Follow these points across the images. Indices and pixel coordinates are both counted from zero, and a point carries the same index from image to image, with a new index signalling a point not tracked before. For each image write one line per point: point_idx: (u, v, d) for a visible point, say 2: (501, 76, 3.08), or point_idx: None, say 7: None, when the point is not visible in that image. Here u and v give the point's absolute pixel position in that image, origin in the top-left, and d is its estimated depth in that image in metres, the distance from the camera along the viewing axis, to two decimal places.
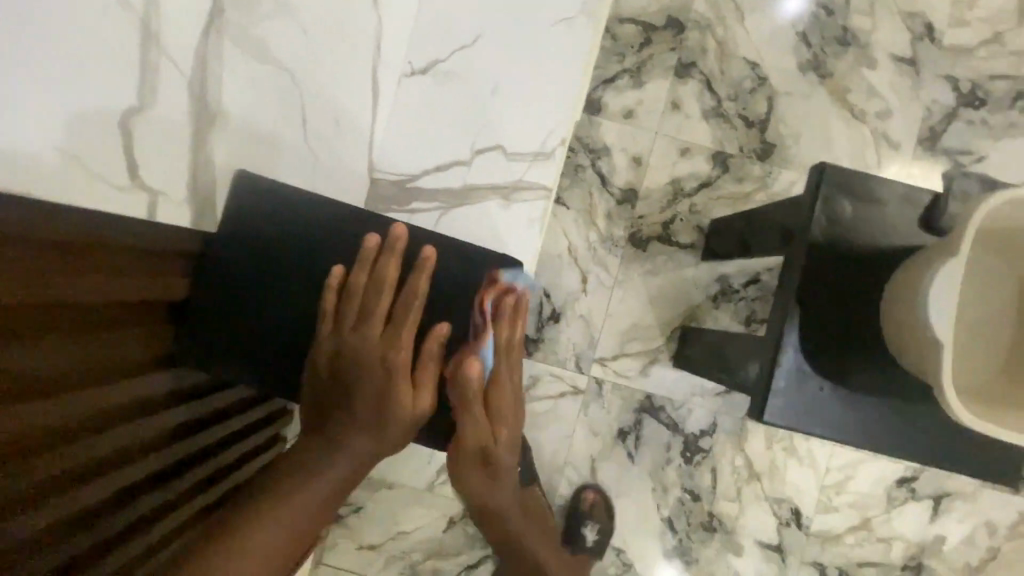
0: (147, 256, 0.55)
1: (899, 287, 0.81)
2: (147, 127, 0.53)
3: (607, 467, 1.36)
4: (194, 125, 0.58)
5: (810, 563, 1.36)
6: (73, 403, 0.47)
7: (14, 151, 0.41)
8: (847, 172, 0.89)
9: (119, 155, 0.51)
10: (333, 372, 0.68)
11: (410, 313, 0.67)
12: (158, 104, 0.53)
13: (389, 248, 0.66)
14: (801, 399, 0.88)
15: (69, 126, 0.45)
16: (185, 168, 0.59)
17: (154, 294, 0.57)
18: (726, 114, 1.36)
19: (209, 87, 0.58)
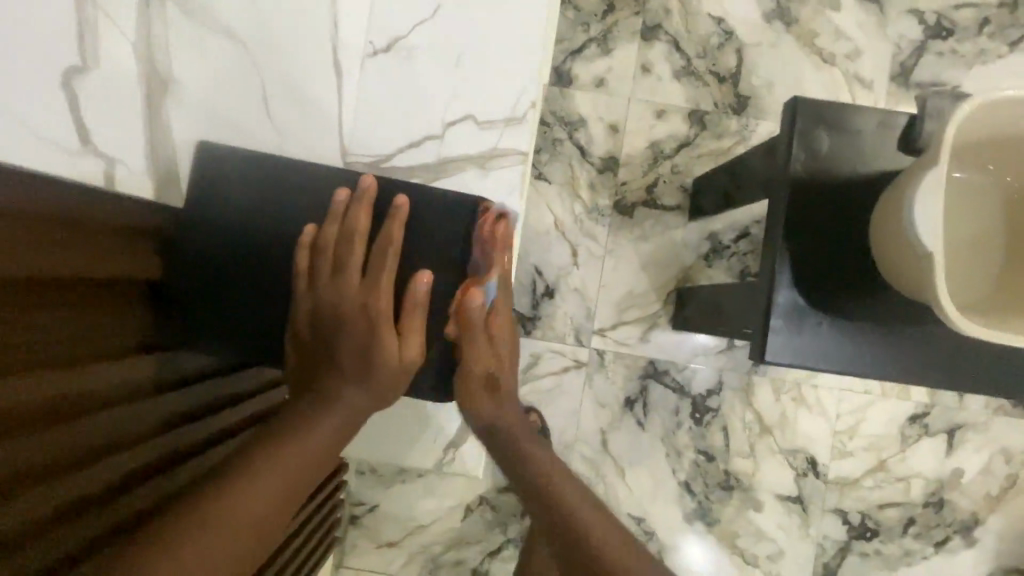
0: (115, 232, 0.53)
1: (885, 209, 0.80)
2: (94, 90, 0.52)
3: (618, 437, 1.35)
4: (145, 95, 0.58)
5: (832, 510, 1.36)
6: (51, 381, 0.46)
7: None
8: (820, 105, 0.89)
9: (66, 118, 0.49)
10: (312, 333, 0.62)
11: (387, 258, 0.61)
12: (103, 67, 0.53)
13: (359, 198, 0.61)
14: (801, 335, 0.87)
15: (12, 83, 0.44)
16: (142, 142, 0.58)
17: (127, 275, 0.56)
18: (696, 72, 1.36)
19: (155, 53, 0.59)
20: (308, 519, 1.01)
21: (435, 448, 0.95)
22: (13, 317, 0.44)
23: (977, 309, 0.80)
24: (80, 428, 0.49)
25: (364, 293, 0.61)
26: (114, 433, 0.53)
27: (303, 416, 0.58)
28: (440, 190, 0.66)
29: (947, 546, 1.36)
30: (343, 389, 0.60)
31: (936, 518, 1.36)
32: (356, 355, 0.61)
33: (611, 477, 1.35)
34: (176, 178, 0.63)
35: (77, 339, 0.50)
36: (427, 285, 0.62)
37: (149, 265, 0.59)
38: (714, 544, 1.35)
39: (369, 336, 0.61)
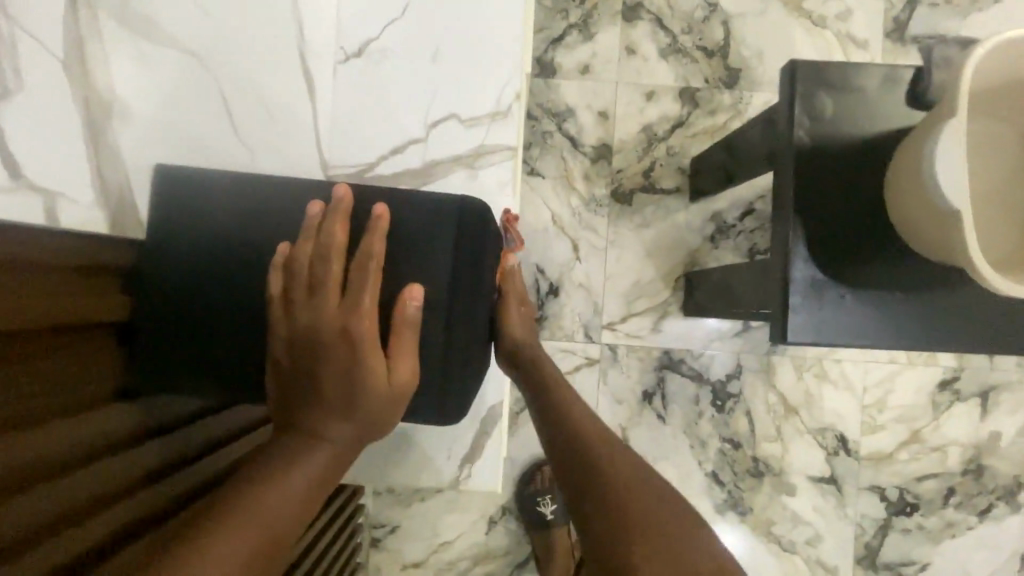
0: (50, 271, 0.47)
1: (899, 168, 0.76)
2: (20, 113, 0.52)
3: (639, 433, 1.30)
4: (82, 113, 0.59)
5: (867, 488, 1.31)
6: (33, 440, 0.44)
7: None
8: (820, 66, 0.84)
9: None
10: (289, 363, 0.54)
11: (370, 275, 0.54)
12: (28, 91, 0.53)
13: (332, 211, 0.55)
14: (823, 311, 0.82)
15: None
16: (87, 168, 0.58)
17: (81, 318, 0.50)
18: (683, 48, 1.31)
19: (91, 74, 0.60)
20: (323, 553, 0.95)
21: (450, 466, 0.91)
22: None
23: (1007, 270, 0.74)
24: (31, 497, 0.43)
25: (344, 314, 0.53)
26: (77, 495, 0.47)
27: (279, 459, 0.49)
28: (430, 194, 0.62)
29: (992, 514, 1.30)
30: (324, 425, 0.51)
31: (977, 485, 1.30)
32: (339, 384, 0.52)
33: None
34: (133, 204, 0.62)
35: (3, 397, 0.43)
36: (418, 303, 0.57)
37: (109, 302, 0.55)
38: (749, 534, 1.30)
39: (352, 362, 0.52)
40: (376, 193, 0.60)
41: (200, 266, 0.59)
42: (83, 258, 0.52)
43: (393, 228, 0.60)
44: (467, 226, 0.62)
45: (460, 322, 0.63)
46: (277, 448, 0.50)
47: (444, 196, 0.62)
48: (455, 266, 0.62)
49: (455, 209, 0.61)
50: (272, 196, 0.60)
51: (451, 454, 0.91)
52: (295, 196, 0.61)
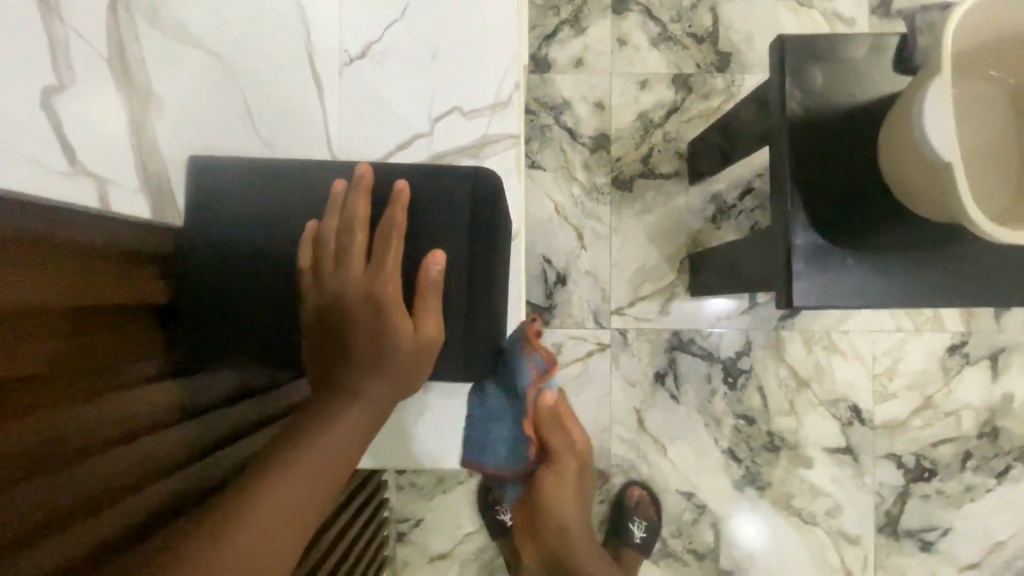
0: (86, 249, 0.48)
1: (892, 129, 0.79)
2: (74, 110, 0.48)
3: (654, 415, 1.32)
4: (130, 112, 0.54)
5: (884, 456, 1.32)
6: (87, 413, 0.47)
7: None
8: (807, 39, 0.87)
9: (53, 137, 0.46)
10: (320, 328, 0.57)
11: (392, 243, 0.57)
12: (80, 82, 0.49)
13: (354, 186, 0.58)
14: (826, 275, 0.85)
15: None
16: (134, 166, 0.55)
17: (116, 301, 0.51)
18: (673, 36, 1.34)
19: (133, 69, 0.54)
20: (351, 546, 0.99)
21: None
22: (66, 345, 0.46)
23: (1011, 223, 0.76)
24: (98, 462, 0.47)
25: (369, 280, 0.56)
26: (127, 466, 0.50)
27: (319, 419, 0.52)
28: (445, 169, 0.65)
29: (1011, 475, 1.31)
30: (358, 384, 0.55)
31: (993, 448, 1.31)
32: (369, 347, 0.55)
33: (654, 456, 1.32)
34: (173, 200, 0.61)
35: (27, 379, 0.43)
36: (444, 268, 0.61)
37: (150, 286, 0.57)
38: (769, 508, 1.31)
39: (380, 326, 0.56)
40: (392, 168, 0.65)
41: (238, 259, 0.65)
42: (120, 240, 0.52)
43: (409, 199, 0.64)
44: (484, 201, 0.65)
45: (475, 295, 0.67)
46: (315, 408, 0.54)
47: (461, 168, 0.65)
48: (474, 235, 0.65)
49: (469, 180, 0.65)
50: (297, 179, 0.68)
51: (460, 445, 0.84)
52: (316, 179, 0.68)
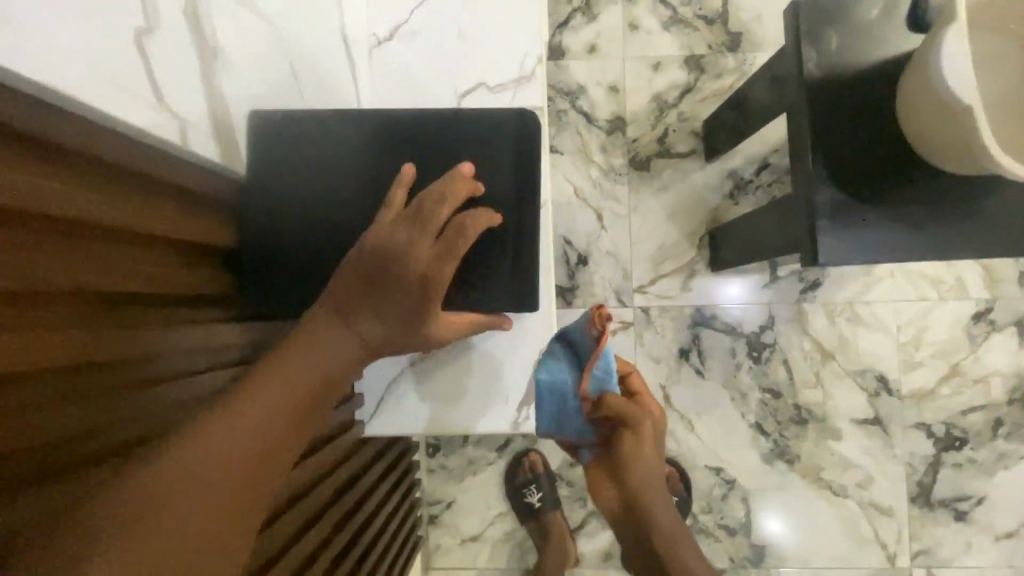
0: (162, 188, 0.54)
1: (909, 84, 0.80)
2: (160, 52, 0.53)
3: (679, 391, 1.33)
4: (200, 59, 0.59)
5: (913, 426, 1.32)
6: (144, 336, 0.51)
7: (54, 57, 0.42)
8: (820, 3, 0.88)
9: (143, 77, 0.51)
10: (358, 270, 0.53)
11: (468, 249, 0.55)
12: (163, 26, 0.54)
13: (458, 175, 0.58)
14: (849, 232, 0.86)
15: (95, 32, 0.46)
16: (207, 112, 0.60)
17: (189, 238, 0.57)
18: (684, 19, 1.37)
19: (202, 21, 0.59)
20: (382, 526, 1.02)
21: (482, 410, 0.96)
22: (143, 269, 0.51)
23: None
24: (140, 393, 0.51)
25: (434, 262, 0.54)
26: (164, 399, 0.54)
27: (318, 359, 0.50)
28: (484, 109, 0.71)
29: None
30: (367, 330, 0.53)
31: None
32: (398, 311, 0.53)
33: (681, 433, 1.33)
34: (235, 149, 0.66)
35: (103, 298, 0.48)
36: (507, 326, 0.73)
37: (219, 229, 0.63)
38: (799, 481, 1.31)
39: (416, 305, 0.54)
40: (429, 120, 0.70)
41: (290, 211, 0.67)
42: (193, 183, 0.58)
43: (454, 142, 0.70)
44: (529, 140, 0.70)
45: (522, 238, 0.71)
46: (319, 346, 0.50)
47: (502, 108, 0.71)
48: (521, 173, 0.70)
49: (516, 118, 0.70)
50: (337, 134, 0.69)
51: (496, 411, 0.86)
52: (347, 132, 0.69)
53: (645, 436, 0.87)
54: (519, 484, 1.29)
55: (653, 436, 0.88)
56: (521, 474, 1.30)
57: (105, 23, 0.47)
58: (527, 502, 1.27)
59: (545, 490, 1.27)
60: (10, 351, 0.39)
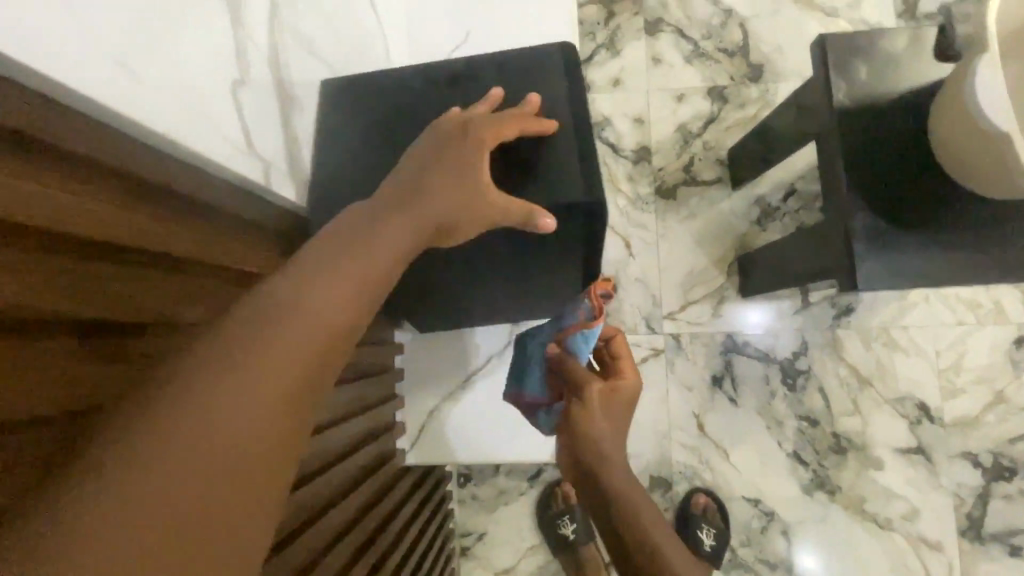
0: (198, 210, 0.59)
1: (945, 106, 0.81)
2: (251, 98, 0.65)
3: (713, 419, 1.31)
4: (280, 107, 0.72)
5: (959, 455, 1.27)
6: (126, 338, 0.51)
7: (182, 107, 0.54)
8: (847, 36, 0.91)
9: (239, 122, 0.63)
10: (406, 176, 0.59)
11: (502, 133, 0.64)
12: (253, 78, 0.65)
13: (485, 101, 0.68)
14: (889, 256, 0.86)
15: (210, 85, 0.58)
16: (286, 152, 0.73)
17: (224, 261, 0.62)
18: (705, 52, 1.41)
19: (284, 77, 0.72)
20: (421, 557, 1.01)
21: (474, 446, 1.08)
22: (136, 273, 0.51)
23: None
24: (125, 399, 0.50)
25: (470, 137, 0.62)
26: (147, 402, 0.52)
27: (354, 259, 0.49)
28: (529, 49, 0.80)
29: None
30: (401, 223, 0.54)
31: None
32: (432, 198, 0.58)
33: (717, 462, 1.30)
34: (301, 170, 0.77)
35: (134, 303, 0.51)
36: (548, 221, 0.64)
37: (267, 261, 0.70)
38: (841, 513, 1.27)
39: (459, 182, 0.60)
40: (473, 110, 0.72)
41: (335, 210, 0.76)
42: (226, 206, 0.63)
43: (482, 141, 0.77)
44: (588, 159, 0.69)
45: (544, 262, 0.77)
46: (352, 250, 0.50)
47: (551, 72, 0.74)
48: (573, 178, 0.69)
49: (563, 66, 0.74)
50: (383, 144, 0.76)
51: (486, 427, 1.08)
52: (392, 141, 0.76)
53: (594, 411, 0.78)
54: (552, 514, 1.27)
55: (606, 406, 0.78)
56: (554, 504, 1.28)
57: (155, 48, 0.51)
58: (562, 533, 1.25)
59: (579, 521, 1.25)
60: (32, 346, 0.43)
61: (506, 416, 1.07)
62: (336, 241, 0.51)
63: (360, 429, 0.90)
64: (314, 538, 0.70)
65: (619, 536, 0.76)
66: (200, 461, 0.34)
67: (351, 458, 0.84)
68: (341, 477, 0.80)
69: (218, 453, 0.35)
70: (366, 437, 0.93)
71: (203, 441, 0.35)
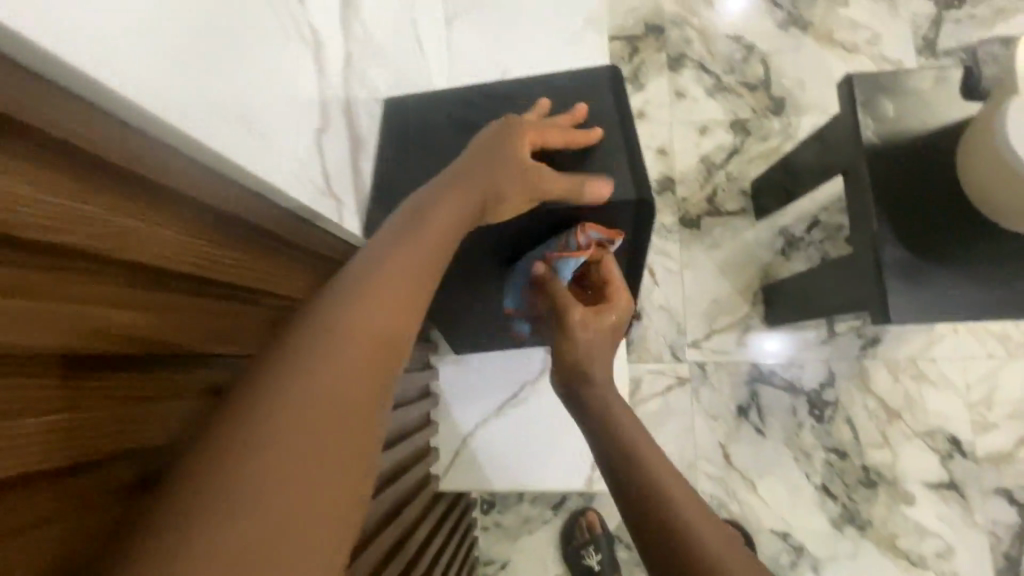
0: (241, 232, 0.52)
1: (973, 143, 0.82)
2: (327, 134, 0.70)
3: (740, 449, 1.30)
4: (351, 143, 0.76)
5: (993, 491, 1.25)
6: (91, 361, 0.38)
7: (263, 137, 0.58)
8: (873, 76, 0.94)
9: (315, 154, 0.67)
10: (460, 172, 0.59)
11: (550, 136, 0.67)
12: (330, 119, 0.71)
13: (538, 111, 0.71)
14: (922, 289, 0.87)
15: (290, 119, 0.63)
16: (353, 183, 0.77)
17: (264, 287, 0.55)
18: (728, 86, 1.45)
19: (355, 116, 0.77)
20: None
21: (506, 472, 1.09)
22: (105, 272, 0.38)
23: None
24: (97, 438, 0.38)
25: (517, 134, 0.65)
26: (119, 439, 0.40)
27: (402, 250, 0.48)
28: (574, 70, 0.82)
29: None
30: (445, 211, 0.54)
31: None
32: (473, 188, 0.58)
33: (744, 494, 1.29)
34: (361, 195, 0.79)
35: (95, 313, 0.37)
36: (602, 189, 0.67)
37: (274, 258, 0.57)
38: (873, 549, 1.24)
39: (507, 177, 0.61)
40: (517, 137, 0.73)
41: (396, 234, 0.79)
42: (274, 228, 0.56)
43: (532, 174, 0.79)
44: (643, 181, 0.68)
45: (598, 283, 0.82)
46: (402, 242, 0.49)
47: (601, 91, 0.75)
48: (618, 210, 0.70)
49: (611, 90, 0.76)
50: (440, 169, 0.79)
51: (517, 454, 1.09)
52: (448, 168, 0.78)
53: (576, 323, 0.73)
54: (577, 545, 1.25)
55: (589, 320, 0.73)
56: (578, 534, 1.27)
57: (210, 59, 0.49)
58: (587, 564, 1.23)
59: (604, 552, 1.24)
60: (51, 390, 0.35)
61: (541, 443, 1.08)
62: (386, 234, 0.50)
63: (406, 455, 0.88)
64: (370, 560, 0.69)
65: (605, 454, 0.63)
66: (269, 483, 0.33)
67: (401, 480, 0.84)
68: (393, 500, 0.80)
69: (287, 474, 0.33)
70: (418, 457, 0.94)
71: (268, 464, 0.33)
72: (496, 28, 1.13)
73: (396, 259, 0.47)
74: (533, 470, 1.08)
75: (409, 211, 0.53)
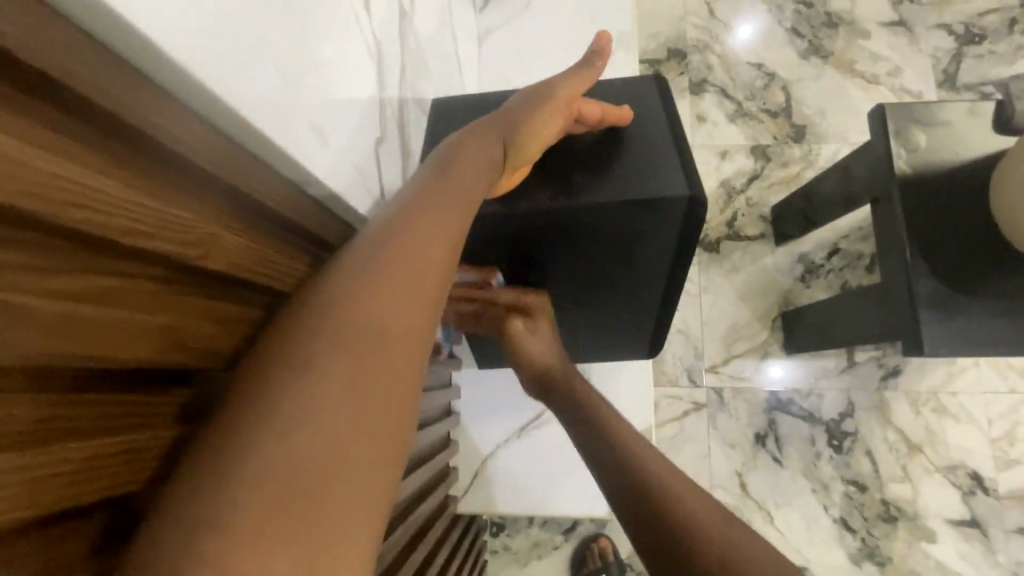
0: (266, 225, 0.47)
1: (1008, 172, 0.82)
2: (377, 132, 0.67)
3: (756, 479, 1.28)
4: (401, 152, 0.75)
5: (1016, 531, 1.22)
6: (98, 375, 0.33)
7: (323, 125, 0.54)
8: (905, 106, 0.94)
9: (366, 149, 0.64)
10: (473, 136, 0.59)
11: (573, 90, 0.67)
12: (380, 117, 0.68)
13: (570, 71, 0.69)
14: (954, 323, 0.85)
15: (347, 113, 0.59)
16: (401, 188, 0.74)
17: (284, 288, 0.49)
18: (749, 112, 1.45)
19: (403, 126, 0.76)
20: None
21: (523, 495, 1.06)
22: (122, 272, 0.33)
23: None
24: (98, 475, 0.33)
25: (538, 92, 0.66)
26: (124, 472, 0.35)
27: (420, 229, 0.46)
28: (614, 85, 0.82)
29: None
30: (461, 180, 0.53)
31: None
32: (485, 161, 0.57)
33: (760, 525, 1.25)
34: None
35: (109, 321, 0.32)
36: (626, 112, 0.69)
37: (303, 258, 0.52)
38: None
39: (516, 135, 0.62)
40: (560, 152, 0.71)
41: None
42: (305, 225, 0.52)
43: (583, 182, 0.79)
44: (692, 193, 0.65)
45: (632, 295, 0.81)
46: (421, 218, 0.47)
47: (646, 107, 0.73)
48: (658, 225, 0.69)
49: (658, 99, 0.74)
50: None
51: (535, 475, 1.06)
52: None
53: (521, 335, 0.79)
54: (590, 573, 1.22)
55: (532, 327, 0.79)
56: (590, 562, 1.24)
57: (265, 37, 0.44)
58: None
59: None
60: (35, 410, 0.29)
61: (557, 466, 1.06)
62: (403, 205, 0.49)
63: (428, 478, 0.85)
64: None
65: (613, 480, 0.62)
66: (271, 466, 0.33)
67: (423, 504, 0.81)
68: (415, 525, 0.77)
69: (293, 452, 0.34)
70: (437, 478, 0.91)
71: (279, 449, 0.33)
72: (525, 47, 1.14)
73: (414, 239, 0.45)
74: (552, 493, 1.06)
75: (426, 185, 0.52)
